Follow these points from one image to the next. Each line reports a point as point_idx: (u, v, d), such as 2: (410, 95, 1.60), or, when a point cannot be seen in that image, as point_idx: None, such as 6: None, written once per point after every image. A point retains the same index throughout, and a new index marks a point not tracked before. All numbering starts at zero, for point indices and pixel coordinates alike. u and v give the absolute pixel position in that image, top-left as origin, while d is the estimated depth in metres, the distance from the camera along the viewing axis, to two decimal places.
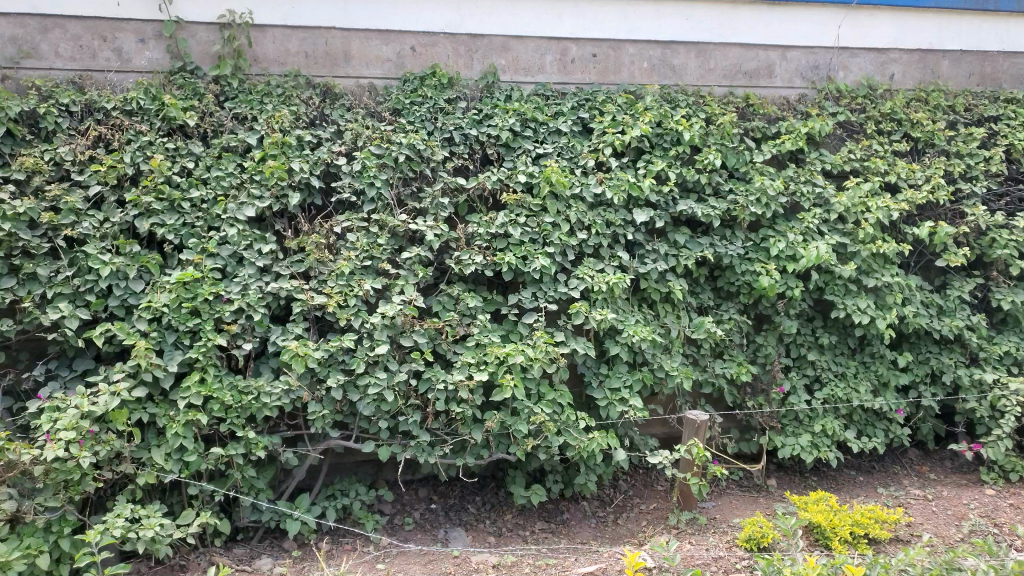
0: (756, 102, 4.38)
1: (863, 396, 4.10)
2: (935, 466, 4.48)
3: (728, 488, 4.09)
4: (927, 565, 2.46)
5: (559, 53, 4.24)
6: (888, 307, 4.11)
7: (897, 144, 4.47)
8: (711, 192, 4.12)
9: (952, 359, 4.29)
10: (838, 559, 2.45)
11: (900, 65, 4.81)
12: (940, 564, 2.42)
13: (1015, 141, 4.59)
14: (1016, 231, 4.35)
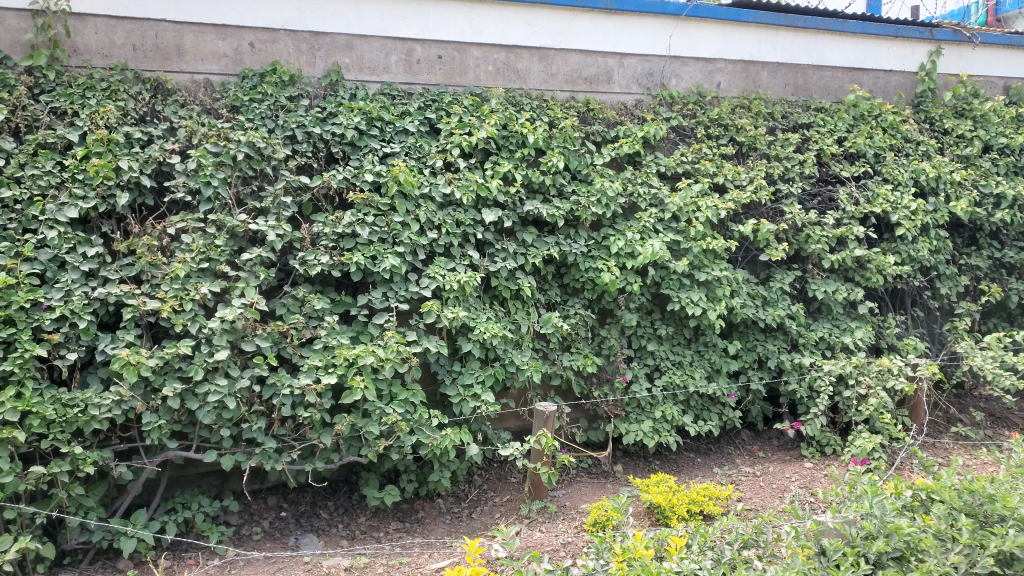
0: (597, 107, 4.59)
1: (698, 382, 4.39)
2: (764, 444, 4.86)
3: (577, 476, 4.27)
4: (740, 530, 2.45)
5: (404, 54, 4.23)
6: (718, 299, 4.43)
7: (723, 148, 4.82)
8: (556, 193, 4.28)
9: (776, 346, 4.68)
10: (664, 531, 2.41)
11: (726, 75, 5.19)
12: (751, 530, 2.43)
13: (824, 147, 5.07)
14: (827, 227, 4.81)
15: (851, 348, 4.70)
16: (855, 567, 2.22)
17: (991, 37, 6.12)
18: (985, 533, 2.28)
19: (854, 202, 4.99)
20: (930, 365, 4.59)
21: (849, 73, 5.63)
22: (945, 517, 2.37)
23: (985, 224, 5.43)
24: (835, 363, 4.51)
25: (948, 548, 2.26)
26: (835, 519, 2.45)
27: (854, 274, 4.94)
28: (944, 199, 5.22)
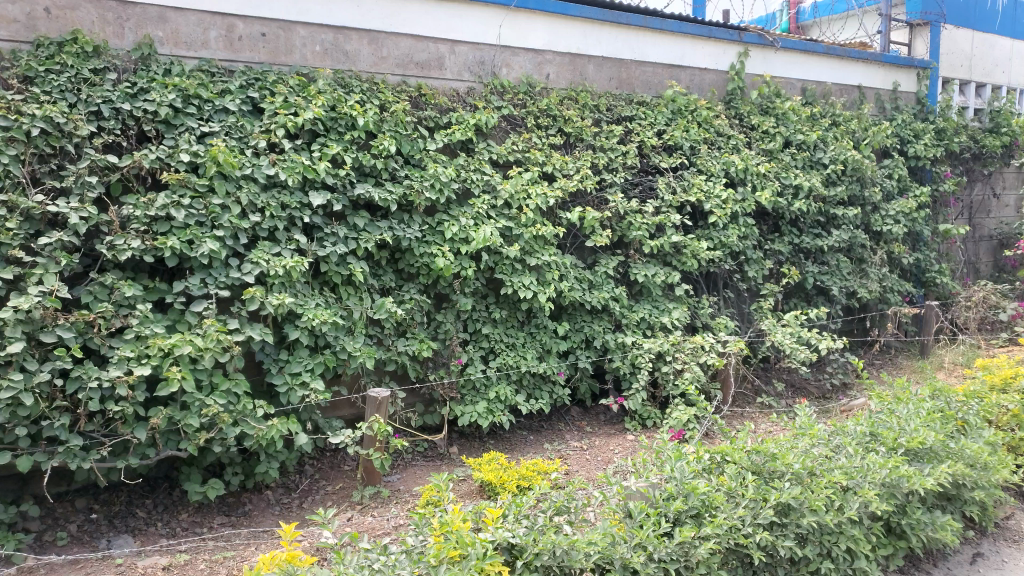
0: (428, 92, 4.59)
1: (530, 362, 4.54)
2: (591, 420, 5.11)
3: (412, 460, 4.30)
4: (552, 498, 2.56)
5: (224, 29, 4.03)
6: (547, 282, 4.61)
7: (552, 138, 5.00)
8: (388, 177, 4.26)
9: (601, 326, 4.93)
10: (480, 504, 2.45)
11: (554, 66, 5.36)
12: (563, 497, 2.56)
13: (645, 139, 5.38)
14: (647, 215, 5.12)
15: (669, 327, 5.05)
16: (657, 526, 2.41)
17: (790, 43, 6.71)
18: (767, 488, 2.56)
19: (671, 191, 5.35)
20: (737, 342, 5.03)
21: (668, 70, 5.98)
22: (735, 476, 2.63)
23: (785, 213, 5.99)
24: (654, 342, 4.84)
25: (736, 503, 2.52)
26: (638, 483, 2.63)
27: (672, 259, 5.29)
28: (750, 188, 5.70)
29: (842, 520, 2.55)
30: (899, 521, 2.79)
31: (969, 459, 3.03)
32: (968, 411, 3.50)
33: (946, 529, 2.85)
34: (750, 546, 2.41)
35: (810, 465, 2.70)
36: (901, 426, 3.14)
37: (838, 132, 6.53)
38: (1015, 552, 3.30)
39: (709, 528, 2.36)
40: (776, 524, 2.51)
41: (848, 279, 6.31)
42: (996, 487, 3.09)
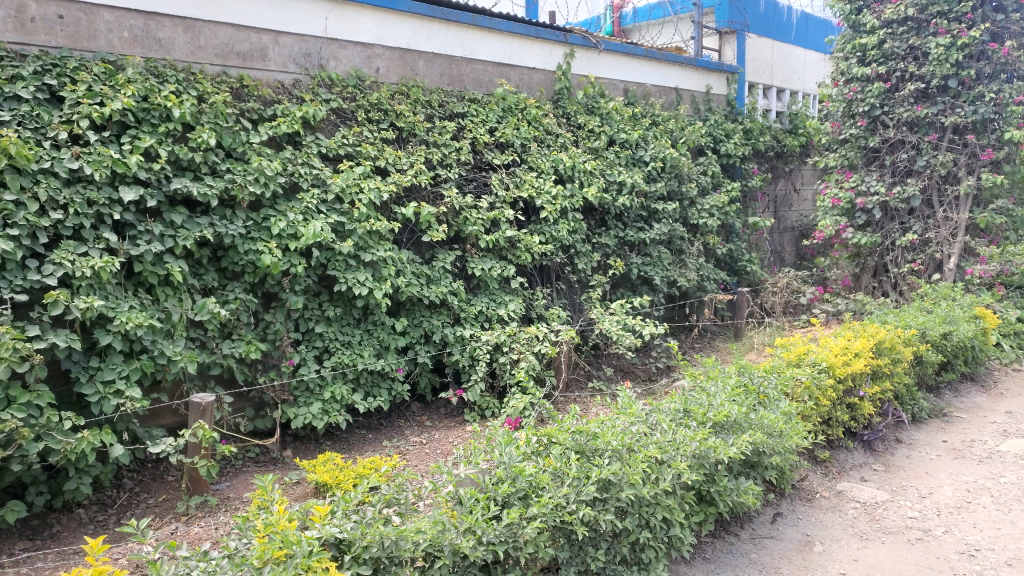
0: (251, 84, 4.42)
1: (367, 360, 4.50)
2: (432, 415, 5.14)
3: (243, 466, 4.14)
4: (381, 491, 2.59)
5: (14, 10, 3.67)
6: (383, 278, 4.57)
7: (384, 132, 4.96)
8: (208, 171, 4.07)
9: (440, 321, 4.96)
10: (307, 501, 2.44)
11: (384, 61, 5.31)
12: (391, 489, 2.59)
13: (477, 135, 5.46)
14: (481, 210, 5.24)
15: (505, 319, 5.18)
16: (486, 509, 2.48)
17: (613, 45, 7.05)
18: (589, 466, 2.71)
19: (504, 187, 5.49)
20: (569, 331, 5.27)
21: (497, 68, 6.10)
22: (559, 457, 2.76)
23: (611, 208, 6.31)
24: (491, 335, 4.95)
25: (561, 482, 2.65)
26: (467, 470, 2.71)
27: (507, 253, 5.41)
28: (578, 185, 5.96)
29: (658, 491, 2.75)
30: (708, 489, 3.05)
31: (767, 428, 3.34)
32: (768, 385, 3.86)
33: (747, 493, 3.16)
34: (574, 522, 2.53)
35: (629, 442, 2.89)
36: (709, 401, 3.43)
37: (657, 132, 6.96)
38: (808, 510, 3.70)
39: (536, 509, 2.47)
40: (598, 500, 2.65)
41: (669, 269, 6.74)
42: (790, 451, 3.45)
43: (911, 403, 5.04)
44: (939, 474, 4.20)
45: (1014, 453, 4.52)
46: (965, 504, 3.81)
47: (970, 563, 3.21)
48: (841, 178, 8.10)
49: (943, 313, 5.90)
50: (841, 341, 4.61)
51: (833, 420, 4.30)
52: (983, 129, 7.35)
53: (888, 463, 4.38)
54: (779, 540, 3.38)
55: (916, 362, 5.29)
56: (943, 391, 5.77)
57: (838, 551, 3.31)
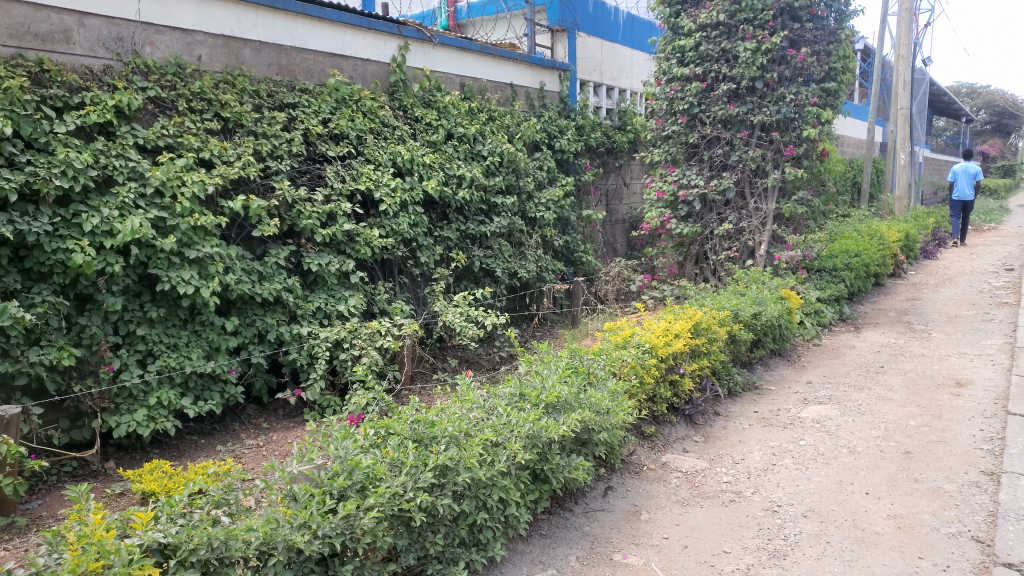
0: (54, 69, 4.07)
1: (196, 362, 4.30)
2: (269, 416, 4.99)
3: (58, 482, 3.85)
4: (208, 492, 2.53)
5: None
6: (210, 276, 4.37)
7: (208, 123, 4.73)
8: (4, 163, 3.74)
9: (275, 319, 4.81)
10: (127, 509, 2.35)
11: (206, 48, 5.06)
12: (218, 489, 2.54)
13: (310, 127, 5.32)
14: (316, 204, 5.13)
15: (345, 315, 5.12)
16: (322, 504, 2.47)
17: (447, 40, 7.10)
18: (426, 453, 2.76)
19: (340, 179, 5.40)
20: (411, 324, 5.31)
21: (329, 59, 5.98)
22: (396, 447, 2.80)
23: (450, 201, 6.35)
24: (330, 331, 4.89)
25: (398, 472, 2.68)
26: (301, 466, 2.69)
27: (345, 247, 5.33)
28: (417, 178, 5.97)
29: (494, 473, 2.85)
30: (542, 467, 3.20)
31: (595, 406, 3.54)
32: (597, 366, 4.09)
33: (578, 469, 3.35)
34: (412, 508, 2.57)
35: (467, 428, 2.97)
36: (542, 384, 3.60)
37: (493, 126, 7.09)
38: (636, 482, 3.95)
39: (374, 499, 2.49)
40: (435, 485, 2.71)
41: (509, 260, 6.92)
42: (617, 427, 3.66)
43: (728, 378, 5.49)
44: (750, 441, 4.62)
45: (812, 418, 5.05)
46: (771, 466, 4.22)
47: (773, 518, 3.58)
48: (665, 172, 8.64)
49: (754, 295, 6.46)
50: (662, 324, 4.95)
51: (658, 397, 4.60)
52: (786, 127, 8.08)
53: (708, 435, 4.76)
54: (610, 512, 3.60)
55: (730, 341, 5.77)
56: (756, 366, 6.33)
57: (663, 517, 3.57)
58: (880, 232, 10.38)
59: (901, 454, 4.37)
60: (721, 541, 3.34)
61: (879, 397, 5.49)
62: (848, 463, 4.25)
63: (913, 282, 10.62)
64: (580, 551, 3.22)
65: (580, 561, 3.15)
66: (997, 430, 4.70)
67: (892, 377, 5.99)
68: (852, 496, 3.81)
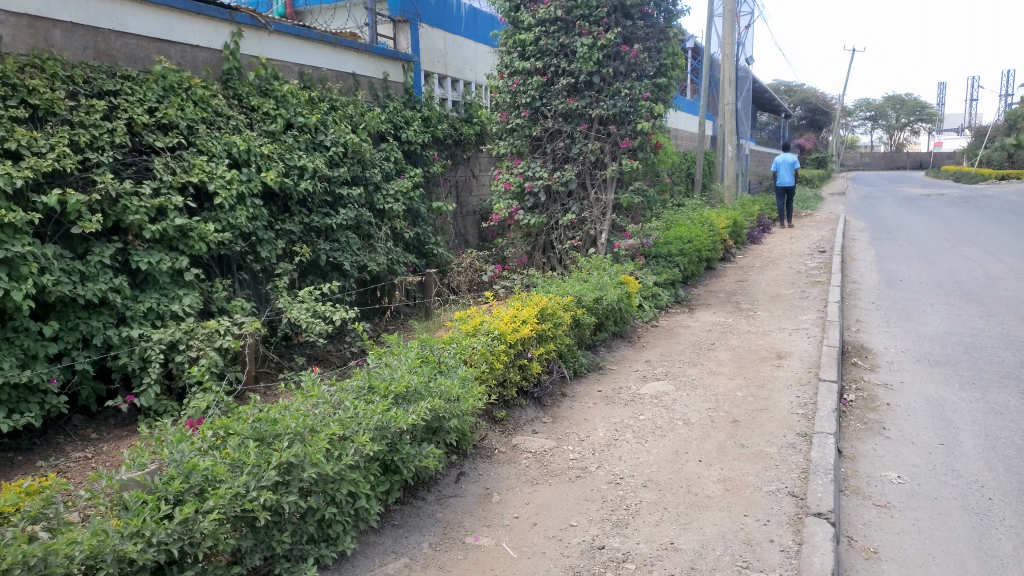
0: None
1: (8, 373, 3.94)
2: (98, 426, 4.67)
3: None
4: (24, 508, 2.35)
5: None
6: (22, 278, 4.01)
7: (14, 110, 4.32)
8: None
9: (100, 322, 4.48)
10: None
11: (8, 29, 4.61)
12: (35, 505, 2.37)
13: (135, 116, 4.99)
14: (143, 198, 4.82)
15: (180, 315, 4.86)
16: (156, 510, 2.37)
17: (283, 27, 6.86)
18: (269, 451, 2.70)
19: (169, 171, 5.11)
20: (252, 322, 5.14)
21: (154, 44, 5.62)
22: (236, 447, 2.72)
23: (292, 193, 6.15)
24: (164, 332, 4.63)
25: (239, 472, 2.61)
26: (131, 474, 2.56)
27: (177, 243, 5.04)
28: (255, 169, 5.74)
29: (342, 467, 2.82)
30: (392, 458, 3.20)
31: (445, 394, 3.57)
32: (447, 355, 4.13)
33: (429, 458, 3.37)
34: (255, 508, 2.51)
35: (311, 424, 2.93)
36: (392, 375, 3.60)
37: (336, 117, 6.92)
38: (487, 465, 4.03)
39: (213, 502, 2.42)
40: (280, 484, 2.66)
41: (357, 253, 6.81)
42: (467, 413, 3.71)
43: (573, 360, 5.70)
44: (594, 419, 4.83)
45: (651, 394, 5.36)
46: (614, 441, 4.44)
47: (615, 490, 3.77)
48: (511, 164, 8.81)
49: (596, 281, 6.74)
50: (510, 310, 5.06)
51: (508, 381, 4.71)
52: (622, 121, 8.46)
53: (555, 415, 4.93)
54: (462, 497, 3.65)
55: (575, 325, 5.99)
56: (600, 348, 6.61)
57: (513, 498, 3.67)
58: (711, 219, 11.10)
59: (729, 423, 4.73)
60: (568, 516, 3.49)
61: (710, 371, 5.90)
62: (683, 434, 4.55)
63: (741, 265, 11.45)
64: (433, 538, 3.26)
65: (432, 547, 3.19)
66: (810, 396, 5.20)
67: (722, 353, 6.46)
68: (686, 464, 4.09)
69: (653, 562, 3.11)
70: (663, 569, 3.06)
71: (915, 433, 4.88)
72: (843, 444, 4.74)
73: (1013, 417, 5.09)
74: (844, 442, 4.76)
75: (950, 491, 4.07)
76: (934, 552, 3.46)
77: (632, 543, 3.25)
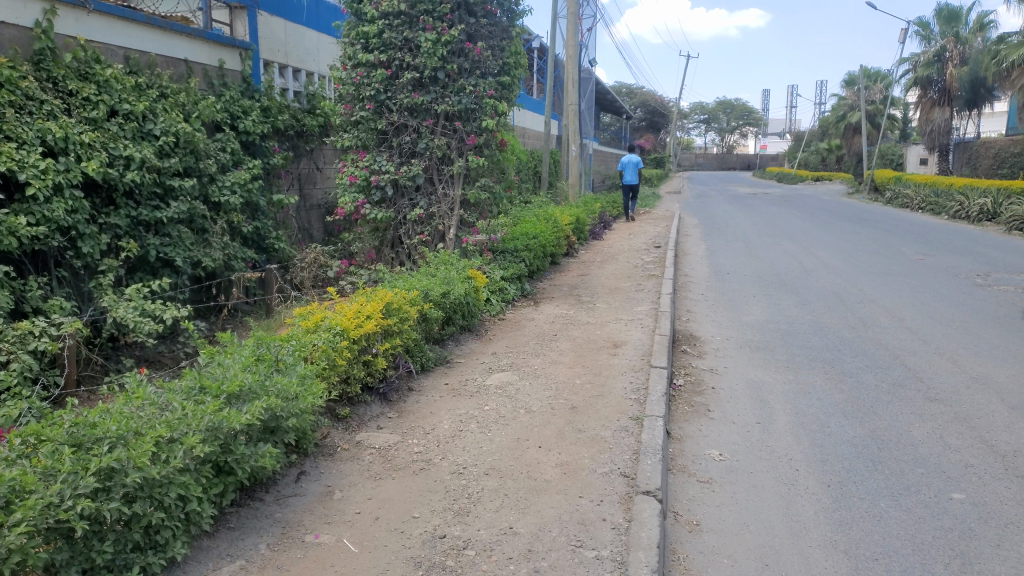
0: None
1: None
2: None
3: None
4: None
5: None
6: None
7: None
8: None
9: None
10: None
11: None
12: None
13: None
14: None
15: None
16: None
17: (104, 6, 6.41)
18: (86, 457, 2.59)
19: None
20: (72, 322, 4.79)
21: None
22: (50, 455, 2.59)
23: (117, 185, 5.76)
24: None
25: (52, 481, 2.48)
26: None
27: None
28: (74, 159, 5.34)
29: (170, 470, 2.74)
30: (225, 459, 3.11)
31: (282, 392, 3.50)
32: (285, 352, 4.04)
33: (266, 457, 3.29)
34: (71, 518, 2.40)
35: (133, 426, 2.82)
36: (225, 374, 3.49)
37: (167, 104, 6.53)
38: (329, 464, 3.99)
39: (21, 514, 2.29)
40: (100, 491, 2.55)
41: (191, 249, 6.49)
42: (307, 412, 3.65)
43: (420, 355, 5.73)
44: (439, 412, 4.89)
45: (495, 385, 5.50)
46: (458, 433, 4.53)
47: (458, 480, 3.85)
48: (356, 157, 8.68)
49: (443, 275, 6.79)
50: (354, 306, 5.02)
51: (352, 377, 4.67)
52: (467, 118, 8.59)
53: (401, 410, 4.95)
54: (303, 496, 3.60)
55: (422, 320, 6.02)
56: (447, 342, 6.67)
57: (355, 494, 3.66)
58: (555, 216, 11.45)
59: (568, 410, 4.94)
60: (411, 508, 3.53)
61: (552, 361, 6.13)
62: (524, 422, 4.71)
63: (583, 260, 11.90)
64: (271, 538, 3.20)
65: (270, 548, 3.13)
66: (642, 381, 5.53)
67: (563, 344, 6.71)
68: (527, 451, 4.25)
69: (492, 547, 3.22)
70: (502, 553, 3.17)
71: (735, 414, 5.31)
72: (671, 426, 5.08)
73: (818, 395, 5.66)
74: (673, 424, 5.10)
75: (763, 465, 4.47)
76: (748, 521, 3.80)
77: (473, 531, 3.34)
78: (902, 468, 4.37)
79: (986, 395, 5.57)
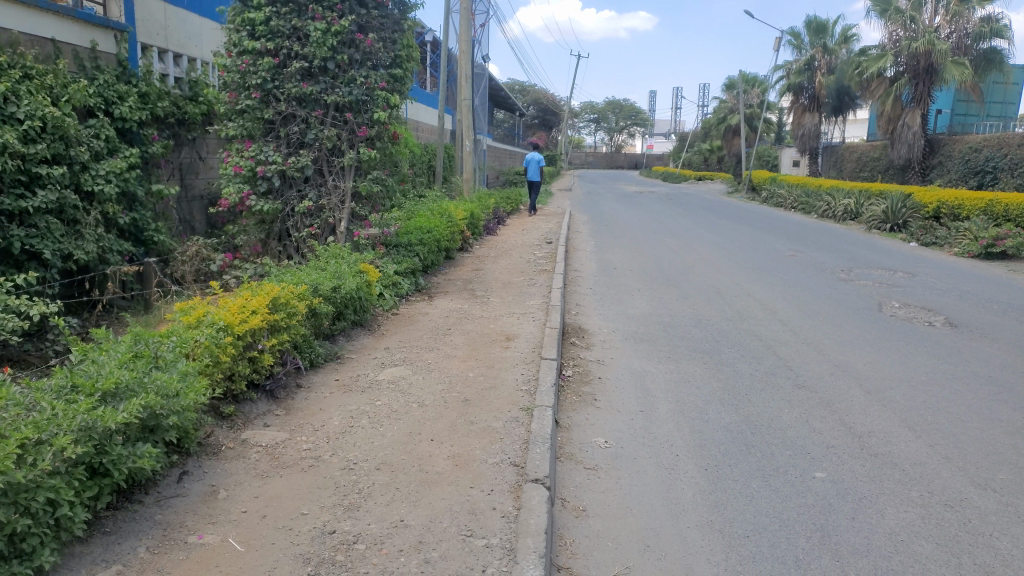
0: None
1: None
2: None
3: None
4: None
5: None
6: None
7: None
8: None
9: None
10: None
11: None
12: None
13: None
14: None
15: None
16: None
17: None
18: None
19: None
20: None
21: None
22: None
23: None
24: None
25: None
26: None
27: None
28: None
29: (36, 473, 2.62)
30: (100, 461, 2.98)
31: (162, 389, 3.37)
32: (165, 349, 3.89)
33: (146, 458, 3.15)
34: None
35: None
36: (99, 372, 3.35)
37: (32, 86, 6.10)
38: (213, 463, 3.87)
39: None
40: None
41: (61, 241, 6.13)
42: (189, 410, 3.53)
43: (309, 350, 5.63)
44: (329, 408, 4.84)
45: (387, 380, 5.48)
46: (349, 428, 4.49)
47: (348, 475, 3.83)
48: (241, 147, 8.40)
49: (333, 270, 6.69)
50: (239, 301, 4.88)
51: (236, 374, 4.55)
52: (358, 109, 8.48)
53: (289, 407, 4.85)
54: (185, 496, 3.49)
55: (311, 315, 5.91)
56: (338, 337, 6.57)
57: (241, 493, 3.58)
58: (449, 211, 11.45)
59: (460, 402, 5.00)
60: (299, 505, 3.48)
61: (444, 355, 6.16)
62: (416, 416, 4.72)
63: (477, 255, 11.97)
64: (151, 541, 3.09)
65: (150, 551, 3.02)
66: (532, 373, 5.65)
67: (457, 338, 6.75)
68: (419, 444, 4.26)
69: (382, 540, 3.23)
70: (392, 545, 3.19)
71: (620, 403, 5.51)
72: (560, 415, 5.22)
73: (698, 384, 5.95)
74: (561, 414, 5.24)
75: (645, 452, 4.67)
76: (631, 505, 3.97)
77: (363, 525, 3.33)
78: (772, 451, 4.67)
79: (846, 381, 6.02)
